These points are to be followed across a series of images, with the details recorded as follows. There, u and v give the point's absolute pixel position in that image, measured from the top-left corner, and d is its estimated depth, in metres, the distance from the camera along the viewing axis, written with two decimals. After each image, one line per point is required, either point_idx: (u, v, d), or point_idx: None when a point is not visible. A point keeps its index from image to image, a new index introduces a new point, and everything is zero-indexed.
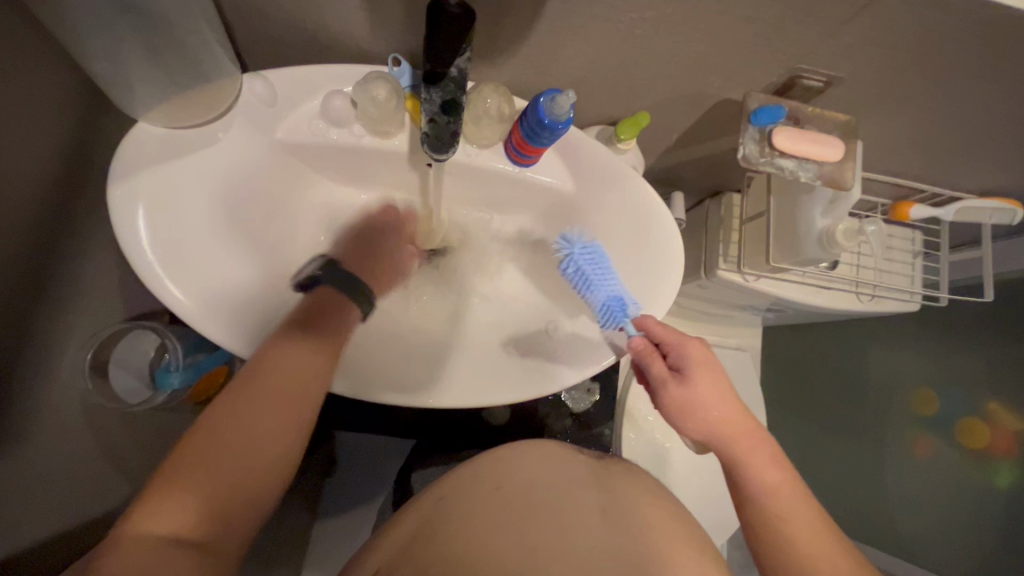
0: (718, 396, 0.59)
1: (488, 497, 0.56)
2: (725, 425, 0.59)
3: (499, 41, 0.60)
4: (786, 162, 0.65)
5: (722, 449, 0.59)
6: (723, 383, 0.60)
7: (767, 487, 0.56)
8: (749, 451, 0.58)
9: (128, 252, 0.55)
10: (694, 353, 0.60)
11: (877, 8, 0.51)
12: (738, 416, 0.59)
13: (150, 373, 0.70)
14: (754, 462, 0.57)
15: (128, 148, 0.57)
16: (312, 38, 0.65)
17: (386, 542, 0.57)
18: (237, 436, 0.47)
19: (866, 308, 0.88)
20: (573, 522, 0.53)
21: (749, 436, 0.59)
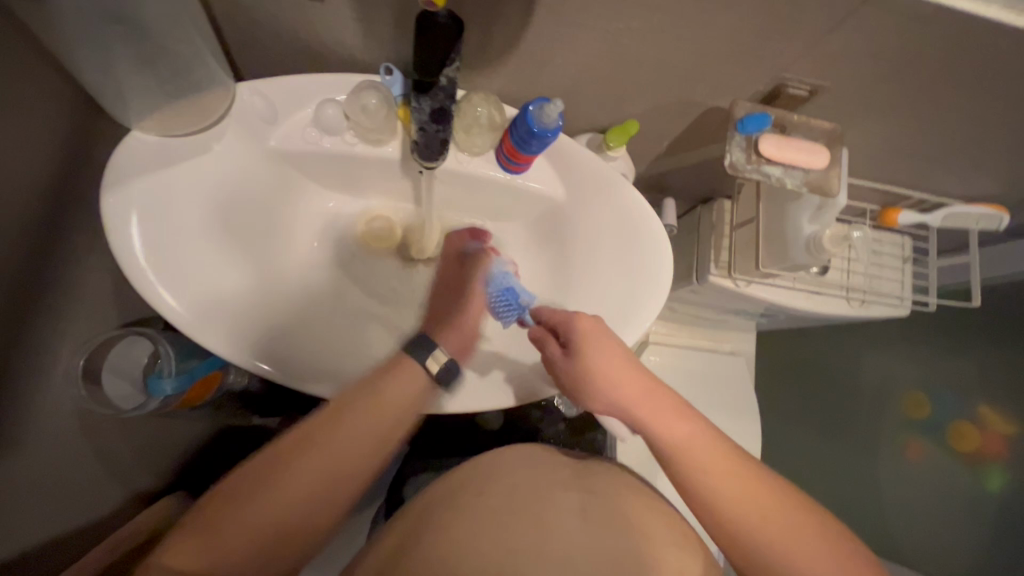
0: (612, 369, 0.58)
1: (472, 504, 0.56)
2: (630, 395, 0.60)
3: (489, 50, 0.61)
4: (773, 169, 0.65)
5: (633, 417, 0.60)
6: (614, 348, 0.59)
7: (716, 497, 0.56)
8: (653, 411, 0.59)
9: (118, 257, 0.56)
10: (585, 330, 0.59)
11: (859, 18, 0.52)
12: (643, 384, 0.60)
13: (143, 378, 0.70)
14: (659, 422, 0.59)
15: (121, 154, 0.58)
16: (305, 48, 0.65)
17: (376, 548, 0.58)
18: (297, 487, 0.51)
19: (855, 313, 0.88)
20: (566, 522, 0.54)
21: (649, 399, 0.60)
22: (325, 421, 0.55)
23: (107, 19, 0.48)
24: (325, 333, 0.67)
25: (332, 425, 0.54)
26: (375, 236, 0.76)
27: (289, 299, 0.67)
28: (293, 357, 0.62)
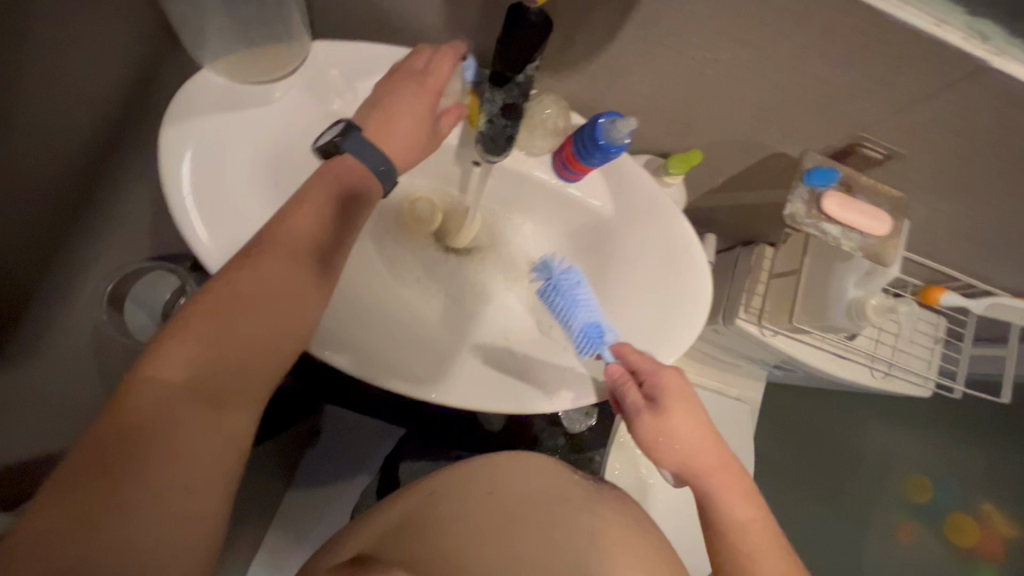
0: (689, 426, 0.60)
1: (480, 504, 0.56)
2: (700, 460, 0.59)
3: (568, 54, 0.60)
4: (831, 228, 0.63)
5: (699, 484, 0.59)
6: (690, 403, 0.60)
7: (733, 532, 0.56)
8: (721, 480, 0.59)
9: (167, 193, 0.56)
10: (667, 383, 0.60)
11: (954, 92, 0.50)
12: (712, 448, 0.60)
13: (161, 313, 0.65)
14: (726, 494, 0.58)
15: (187, 92, 0.58)
16: (383, 18, 0.65)
17: (371, 524, 0.58)
18: (212, 355, 0.45)
19: (878, 385, 0.86)
20: (575, 544, 0.53)
21: (721, 468, 0.59)
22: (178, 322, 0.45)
23: None
24: (351, 303, 0.66)
25: (246, 271, 0.49)
26: (415, 216, 0.75)
27: None
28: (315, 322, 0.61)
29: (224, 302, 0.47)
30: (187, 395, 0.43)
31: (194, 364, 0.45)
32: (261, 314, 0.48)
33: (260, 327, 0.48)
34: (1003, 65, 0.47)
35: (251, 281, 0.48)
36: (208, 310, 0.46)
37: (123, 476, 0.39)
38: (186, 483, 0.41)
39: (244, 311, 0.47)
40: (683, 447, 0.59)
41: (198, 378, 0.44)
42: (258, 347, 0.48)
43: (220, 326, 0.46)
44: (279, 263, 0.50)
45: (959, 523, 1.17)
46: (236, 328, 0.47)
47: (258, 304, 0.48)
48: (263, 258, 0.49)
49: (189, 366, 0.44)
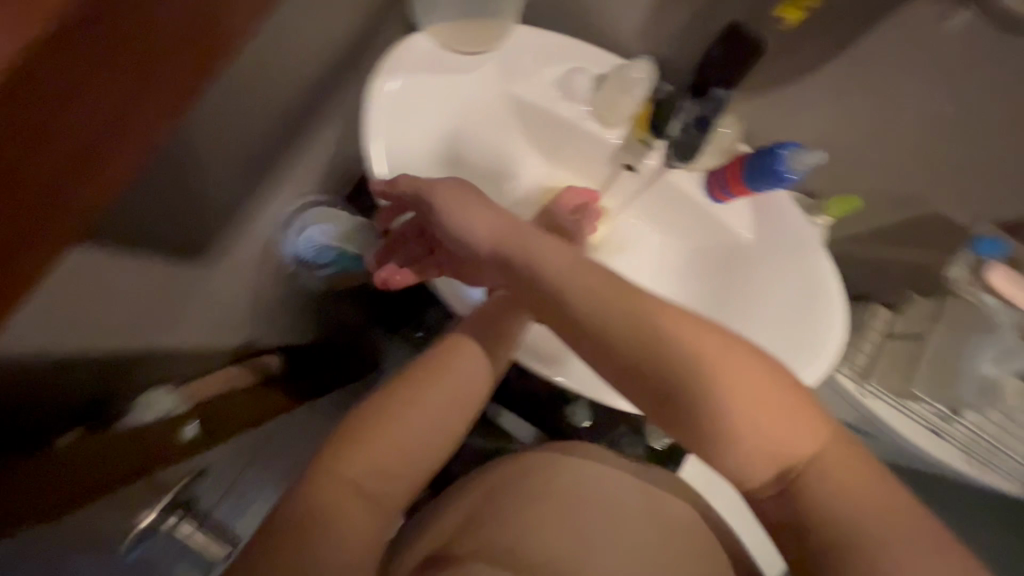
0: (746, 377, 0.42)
1: (536, 492, 0.57)
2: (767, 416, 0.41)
3: (758, 77, 0.63)
4: (988, 298, 0.63)
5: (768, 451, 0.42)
6: (750, 369, 0.42)
7: (807, 491, 0.41)
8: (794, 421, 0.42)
9: (367, 133, 0.60)
10: (689, 340, 0.42)
11: None
12: (769, 395, 0.42)
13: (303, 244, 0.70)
14: (787, 439, 0.41)
15: (405, 48, 0.63)
16: (580, 18, 0.70)
17: (460, 505, 0.58)
18: (405, 432, 0.50)
19: (966, 472, 0.84)
20: (692, 549, 0.54)
21: (800, 411, 0.42)
22: (401, 388, 0.52)
23: None
24: None
25: (444, 363, 0.54)
26: None
27: None
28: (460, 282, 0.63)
29: (422, 383, 0.52)
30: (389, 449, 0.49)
31: (392, 439, 0.49)
32: (445, 414, 0.52)
33: (452, 403, 0.53)
34: None
35: (448, 383, 0.53)
36: (410, 388, 0.52)
37: (334, 484, 0.45)
38: (358, 522, 0.45)
39: (447, 394, 0.52)
40: (763, 429, 0.41)
41: (389, 448, 0.49)
42: (447, 428, 0.52)
43: (417, 403, 0.51)
44: (467, 365, 0.54)
45: None
46: (436, 401, 0.52)
47: (457, 382, 0.53)
48: (461, 358, 0.55)
49: (397, 429, 0.49)
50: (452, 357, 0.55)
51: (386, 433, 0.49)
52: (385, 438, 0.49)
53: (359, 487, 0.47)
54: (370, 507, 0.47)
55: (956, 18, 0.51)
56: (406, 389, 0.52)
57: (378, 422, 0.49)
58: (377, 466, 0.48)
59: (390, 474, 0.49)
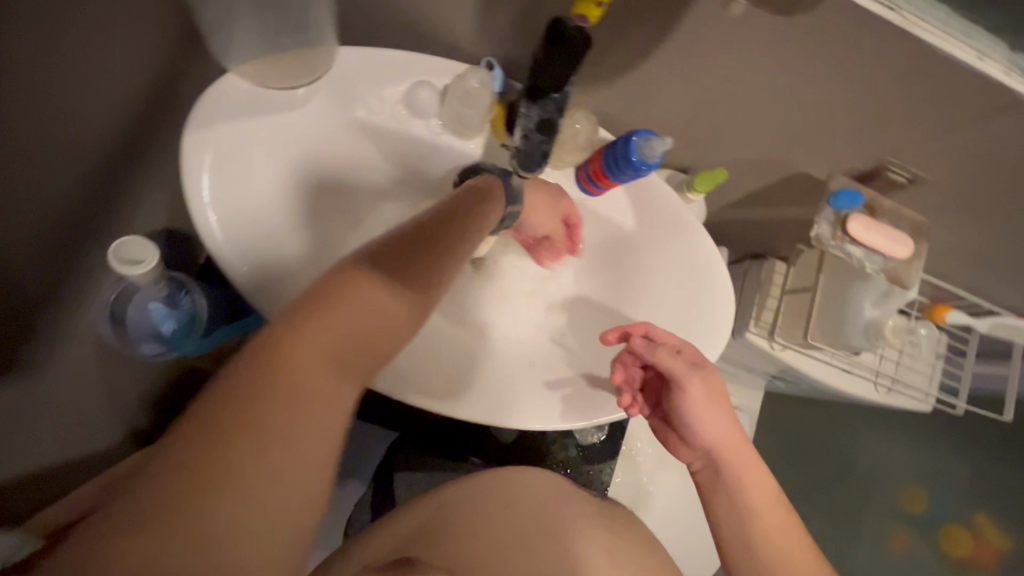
0: (720, 427, 0.60)
1: (498, 515, 0.55)
2: (699, 412, 0.60)
3: (600, 71, 0.59)
4: (855, 250, 0.64)
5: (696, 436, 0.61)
6: (712, 403, 0.60)
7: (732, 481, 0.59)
8: (730, 446, 0.60)
9: (186, 202, 0.53)
10: (660, 349, 0.60)
11: (990, 122, 0.51)
12: (717, 411, 0.60)
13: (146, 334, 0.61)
14: (722, 441, 0.60)
15: (211, 95, 0.56)
16: (411, 25, 0.64)
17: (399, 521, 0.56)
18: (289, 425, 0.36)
19: (880, 400, 0.87)
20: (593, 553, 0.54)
21: (705, 400, 0.60)
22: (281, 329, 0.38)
23: None
24: None
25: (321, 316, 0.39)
26: None
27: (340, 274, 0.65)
28: None
29: (290, 352, 0.37)
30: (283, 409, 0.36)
31: (275, 427, 0.35)
32: (337, 378, 0.39)
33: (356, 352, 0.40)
34: None
35: (326, 337, 0.39)
36: (273, 364, 0.37)
37: (224, 461, 0.33)
38: (280, 497, 0.35)
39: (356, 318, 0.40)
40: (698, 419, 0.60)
41: (294, 405, 0.37)
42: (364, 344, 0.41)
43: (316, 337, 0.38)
44: (371, 299, 0.41)
45: (955, 534, 1.19)
46: (322, 370, 0.38)
47: (348, 334, 0.40)
48: (363, 282, 0.41)
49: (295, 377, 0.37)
50: (345, 292, 0.41)
51: (284, 387, 0.36)
52: (280, 385, 0.36)
53: (277, 465, 0.35)
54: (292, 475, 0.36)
55: (739, 2, 0.48)
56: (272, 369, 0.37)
57: (272, 372, 0.37)
58: (285, 428, 0.36)
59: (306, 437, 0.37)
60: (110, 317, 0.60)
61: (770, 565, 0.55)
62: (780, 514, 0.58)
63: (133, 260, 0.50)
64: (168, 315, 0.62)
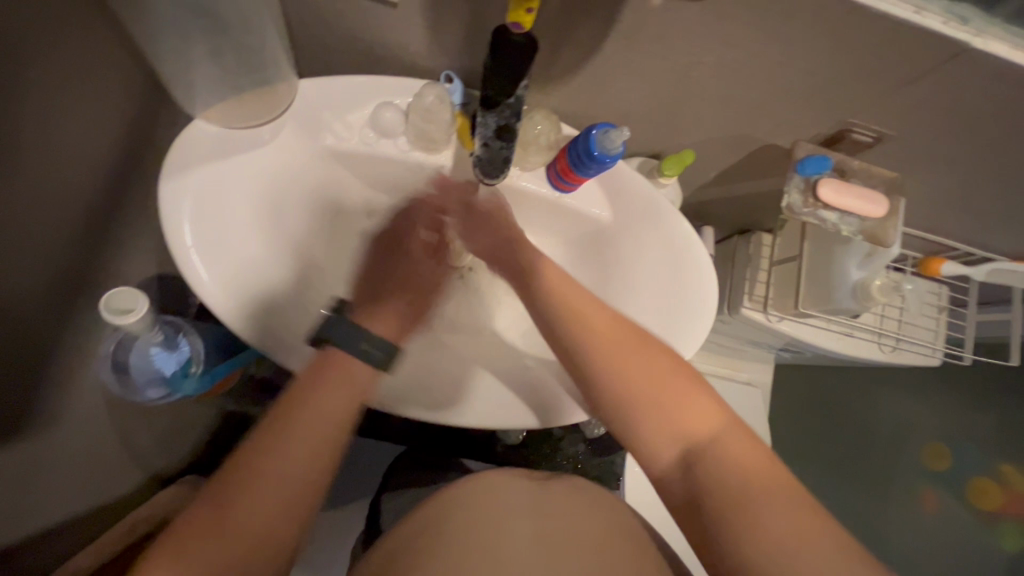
0: (607, 322, 0.57)
1: (461, 527, 0.51)
2: (624, 360, 0.55)
3: (553, 71, 0.60)
4: (829, 215, 0.64)
5: (605, 388, 0.55)
6: (594, 304, 0.59)
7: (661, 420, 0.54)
8: (663, 382, 0.54)
9: (169, 246, 0.56)
10: (569, 296, 0.59)
11: (941, 73, 0.51)
12: (614, 325, 0.57)
13: (142, 380, 0.62)
14: (644, 381, 0.54)
15: (182, 142, 0.58)
16: (367, 50, 0.65)
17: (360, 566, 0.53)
18: (258, 506, 0.46)
19: (885, 359, 0.87)
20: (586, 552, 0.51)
21: (611, 322, 0.57)
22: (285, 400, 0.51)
23: (187, 13, 0.49)
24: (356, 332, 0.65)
25: (287, 419, 0.50)
26: None
27: (327, 297, 0.66)
28: None
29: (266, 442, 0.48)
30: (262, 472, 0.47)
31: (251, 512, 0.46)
32: (299, 472, 0.48)
33: (305, 452, 0.49)
34: (985, 45, 0.48)
35: (292, 444, 0.49)
36: (261, 449, 0.48)
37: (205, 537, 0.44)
38: (254, 539, 0.46)
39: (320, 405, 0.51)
40: (629, 373, 0.55)
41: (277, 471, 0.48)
42: (329, 433, 0.51)
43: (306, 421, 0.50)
44: (334, 396, 0.52)
45: (981, 486, 1.17)
46: (290, 462, 0.48)
47: (319, 426, 0.50)
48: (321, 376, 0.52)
49: (281, 456, 0.48)
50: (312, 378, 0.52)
51: (273, 455, 0.48)
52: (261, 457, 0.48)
53: (235, 527, 0.45)
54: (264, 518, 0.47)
55: None
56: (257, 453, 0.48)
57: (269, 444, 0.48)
58: (271, 487, 0.47)
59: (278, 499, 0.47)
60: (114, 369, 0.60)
61: (767, 545, 0.46)
62: (746, 448, 0.51)
63: (124, 310, 0.52)
64: (170, 358, 0.62)
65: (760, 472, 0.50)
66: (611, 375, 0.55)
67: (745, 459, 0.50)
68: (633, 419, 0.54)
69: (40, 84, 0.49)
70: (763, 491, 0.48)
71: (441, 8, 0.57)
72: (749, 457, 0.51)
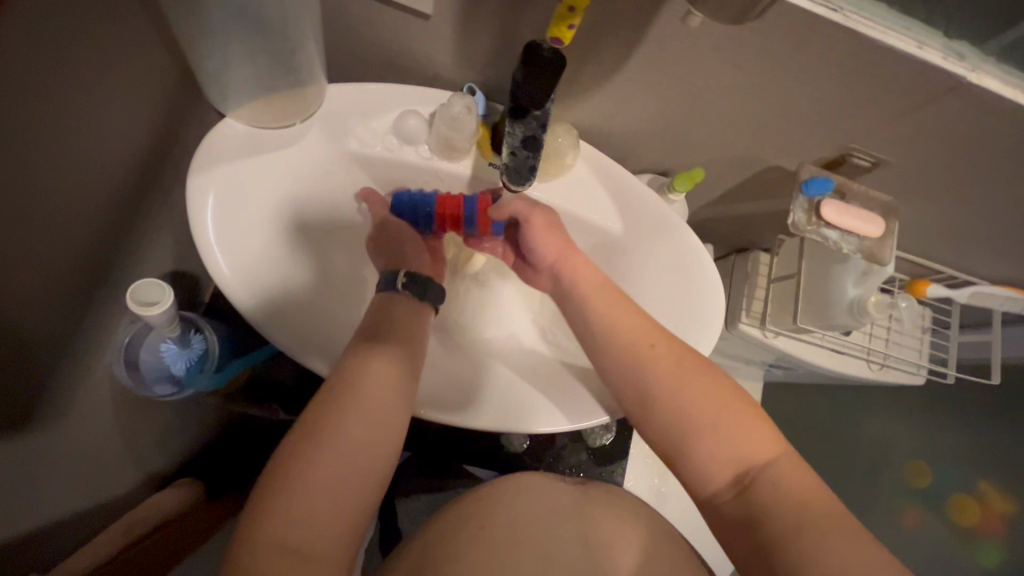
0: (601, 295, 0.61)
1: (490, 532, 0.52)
2: (606, 312, 0.59)
3: (575, 87, 0.63)
4: (830, 233, 0.68)
5: (601, 331, 0.58)
6: (629, 311, 0.59)
7: (656, 402, 0.54)
8: (628, 326, 0.57)
9: (195, 240, 0.56)
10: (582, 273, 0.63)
11: (938, 104, 0.55)
12: (606, 292, 0.61)
13: (154, 373, 0.61)
14: (621, 329, 0.57)
15: (213, 139, 0.59)
16: (394, 59, 0.68)
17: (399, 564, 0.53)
18: (334, 452, 0.45)
19: (874, 376, 0.90)
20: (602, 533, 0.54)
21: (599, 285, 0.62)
22: (323, 406, 0.48)
23: (233, 13, 0.51)
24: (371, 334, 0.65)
25: (359, 376, 0.50)
26: None
27: (344, 298, 0.67)
28: (348, 357, 0.61)
29: (336, 404, 0.48)
30: (324, 469, 0.44)
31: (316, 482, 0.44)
32: (355, 437, 0.47)
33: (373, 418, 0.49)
34: (979, 80, 0.52)
35: (371, 399, 0.49)
36: (306, 427, 0.47)
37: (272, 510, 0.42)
38: (320, 522, 0.43)
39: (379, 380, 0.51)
40: (622, 336, 0.57)
41: (334, 458, 0.45)
42: (390, 414, 0.50)
43: (347, 413, 0.48)
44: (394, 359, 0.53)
45: (961, 502, 1.17)
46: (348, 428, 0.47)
47: (375, 399, 0.50)
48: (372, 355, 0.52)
49: (318, 453, 0.45)
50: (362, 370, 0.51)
51: (319, 450, 0.45)
52: (320, 455, 0.45)
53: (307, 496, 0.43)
54: (334, 505, 0.44)
55: (694, 15, 0.51)
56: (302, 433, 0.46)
57: (304, 444, 0.45)
58: (326, 473, 0.45)
59: (334, 487, 0.44)
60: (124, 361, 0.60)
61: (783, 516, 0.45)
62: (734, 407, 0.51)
63: (148, 301, 0.53)
64: (180, 355, 0.63)
65: (814, 504, 0.45)
66: (656, 385, 0.53)
67: (801, 486, 0.46)
68: (684, 438, 0.51)
69: (83, 76, 0.49)
70: (821, 533, 0.43)
71: (472, 23, 0.60)
72: (813, 488, 0.46)
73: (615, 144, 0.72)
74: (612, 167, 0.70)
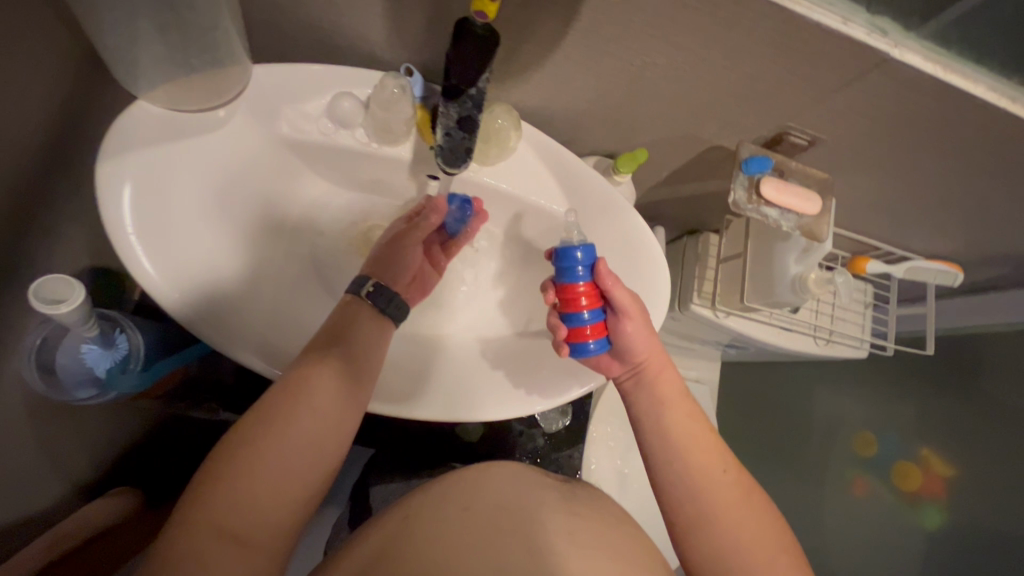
0: (685, 420, 0.61)
1: (456, 518, 0.54)
2: (680, 432, 0.60)
3: (513, 66, 0.61)
4: (770, 211, 0.69)
5: (671, 447, 0.59)
6: (703, 439, 0.60)
7: (705, 518, 0.56)
8: (694, 448, 0.59)
9: (108, 232, 0.52)
10: (670, 404, 0.62)
11: (866, 81, 0.56)
12: (689, 423, 0.61)
13: (81, 374, 0.59)
14: (692, 455, 0.59)
15: (123, 122, 0.55)
16: (325, 38, 0.64)
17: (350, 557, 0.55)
18: (281, 462, 0.47)
19: (820, 351, 0.93)
20: (554, 536, 0.54)
21: (688, 420, 0.61)
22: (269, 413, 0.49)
23: None
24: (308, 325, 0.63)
25: (305, 379, 0.51)
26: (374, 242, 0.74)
27: (279, 288, 0.64)
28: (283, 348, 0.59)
29: (283, 406, 0.49)
30: (230, 510, 0.44)
31: (255, 490, 0.45)
32: (301, 450, 0.49)
33: (317, 433, 0.50)
34: (902, 55, 0.53)
35: (320, 401, 0.51)
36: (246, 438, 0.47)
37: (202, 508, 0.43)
38: (259, 531, 0.45)
39: (320, 397, 0.51)
40: (699, 462, 0.58)
41: (245, 497, 0.45)
42: (308, 465, 0.49)
43: (294, 417, 0.49)
44: (327, 384, 0.52)
45: (903, 470, 1.23)
46: (294, 437, 0.48)
47: (324, 413, 0.51)
48: (314, 376, 0.52)
49: (245, 479, 0.45)
50: (302, 380, 0.51)
51: (242, 482, 0.45)
52: (231, 493, 0.44)
53: (242, 500, 0.45)
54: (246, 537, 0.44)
55: None
56: (241, 440, 0.47)
57: (216, 482, 0.44)
58: (263, 476, 0.46)
59: (261, 505, 0.45)
60: (38, 364, 0.55)
61: None
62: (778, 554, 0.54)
63: (58, 299, 0.49)
64: (104, 355, 0.60)
65: None
66: (711, 500, 0.56)
67: None
68: None
69: None
70: None
71: None
72: None
73: (559, 126, 0.71)
74: (556, 149, 0.69)
